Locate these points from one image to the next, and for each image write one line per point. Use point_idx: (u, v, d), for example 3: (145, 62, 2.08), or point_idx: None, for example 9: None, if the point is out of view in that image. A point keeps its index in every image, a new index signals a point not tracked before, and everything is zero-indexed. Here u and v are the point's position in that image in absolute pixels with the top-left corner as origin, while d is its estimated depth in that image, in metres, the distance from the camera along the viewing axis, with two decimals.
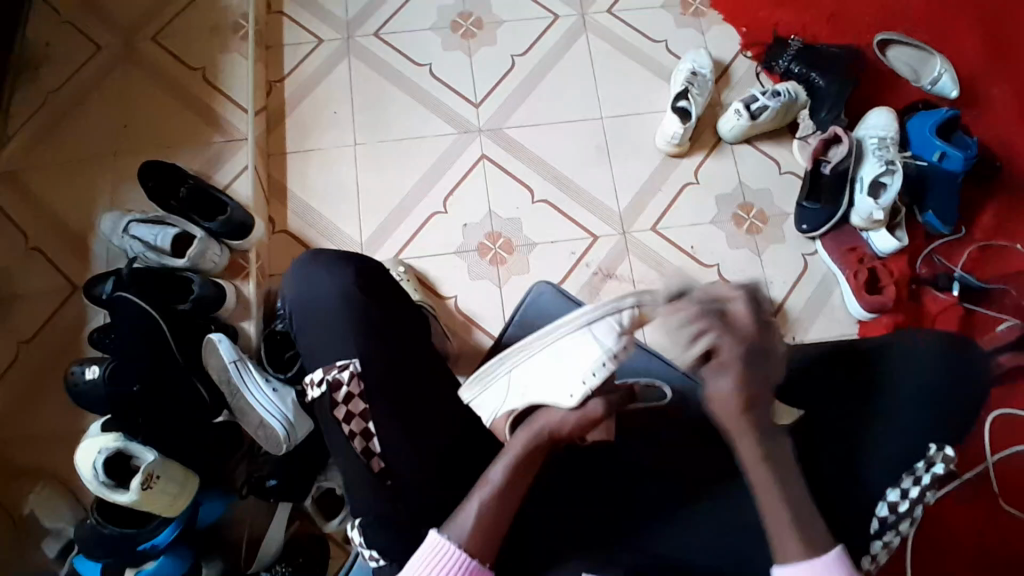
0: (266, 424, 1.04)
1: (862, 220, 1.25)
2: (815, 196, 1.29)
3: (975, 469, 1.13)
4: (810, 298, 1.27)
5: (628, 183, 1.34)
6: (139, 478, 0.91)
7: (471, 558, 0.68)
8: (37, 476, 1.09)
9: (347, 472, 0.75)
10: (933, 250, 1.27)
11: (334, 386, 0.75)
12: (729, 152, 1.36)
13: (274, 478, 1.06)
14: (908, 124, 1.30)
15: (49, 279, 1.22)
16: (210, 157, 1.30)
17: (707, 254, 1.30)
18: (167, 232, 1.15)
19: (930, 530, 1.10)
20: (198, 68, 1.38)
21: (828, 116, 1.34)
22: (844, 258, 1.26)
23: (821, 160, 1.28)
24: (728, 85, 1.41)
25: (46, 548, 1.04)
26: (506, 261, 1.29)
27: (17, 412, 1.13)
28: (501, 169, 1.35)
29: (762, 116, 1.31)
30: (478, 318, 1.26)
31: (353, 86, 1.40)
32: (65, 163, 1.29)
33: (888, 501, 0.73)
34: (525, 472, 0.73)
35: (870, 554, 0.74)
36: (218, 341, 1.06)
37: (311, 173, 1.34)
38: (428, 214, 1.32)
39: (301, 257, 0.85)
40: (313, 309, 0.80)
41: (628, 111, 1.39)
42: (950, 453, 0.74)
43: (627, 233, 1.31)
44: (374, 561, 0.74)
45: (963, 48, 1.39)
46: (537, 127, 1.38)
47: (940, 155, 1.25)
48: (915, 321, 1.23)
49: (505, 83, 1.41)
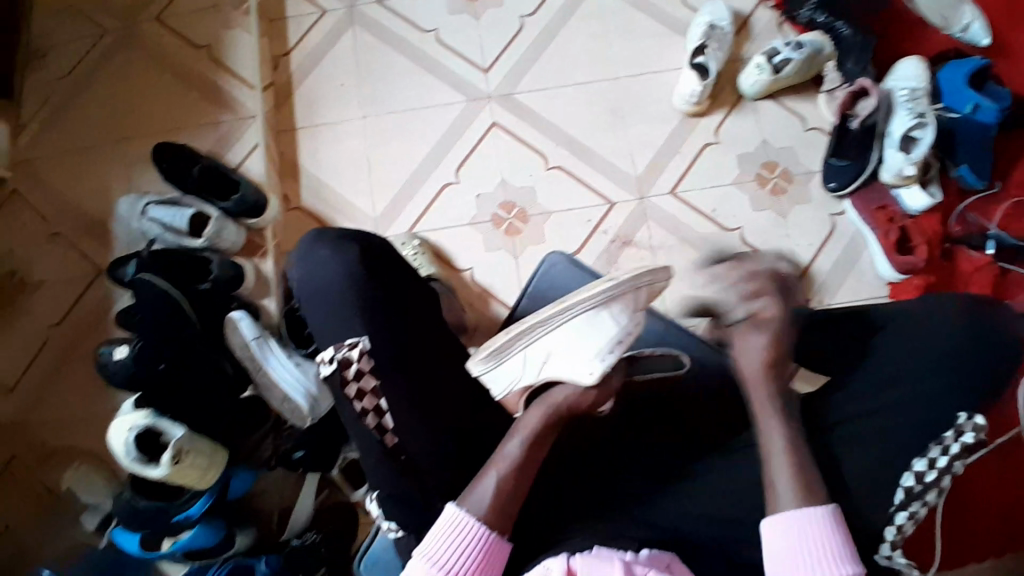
0: (290, 398, 1.05)
1: (891, 176, 1.20)
2: (843, 152, 1.24)
3: (1008, 433, 1.10)
4: (837, 260, 1.24)
5: (644, 146, 1.31)
6: (169, 453, 0.92)
7: (491, 528, 0.68)
8: (77, 455, 1.16)
9: (360, 448, 0.74)
10: (966, 207, 1.22)
11: (344, 364, 0.73)
12: (750, 109, 1.31)
13: (301, 450, 1.08)
14: (940, 74, 1.23)
15: (75, 264, 1.25)
16: (222, 137, 1.31)
17: (727, 218, 1.27)
18: (183, 213, 1.16)
19: (960, 495, 1.08)
20: (204, 47, 1.36)
21: (855, 67, 1.26)
22: (873, 217, 1.21)
23: (848, 115, 1.22)
24: (748, 38, 1.35)
25: (86, 521, 1.11)
26: (521, 231, 1.27)
27: (56, 393, 1.18)
28: (514, 137, 1.32)
29: (785, 69, 1.25)
30: (494, 290, 1.25)
31: (359, 56, 1.37)
32: (82, 149, 1.31)
33: (914, 471, 0.70)
34: (542, 444, 0.74)
35: (894, 526, 0.70)
36: (239, 319, 1.08)
37: (323, 148, 1.33)
38: (440, 185, 1.30)
39: (306, 237, 0.84)
40: (320, 290, 0.79)
41: (644, 71, 1.34)
42: (981, 421, 0.70)
43: (644, 199, 1.28)
44: (393, 533, 0.74)
45: None
46: (548, 91, 1.34)
47: (973, 107, 1.18)
48: (947, 281, 1.18)
49: (515, 46, 1.37)
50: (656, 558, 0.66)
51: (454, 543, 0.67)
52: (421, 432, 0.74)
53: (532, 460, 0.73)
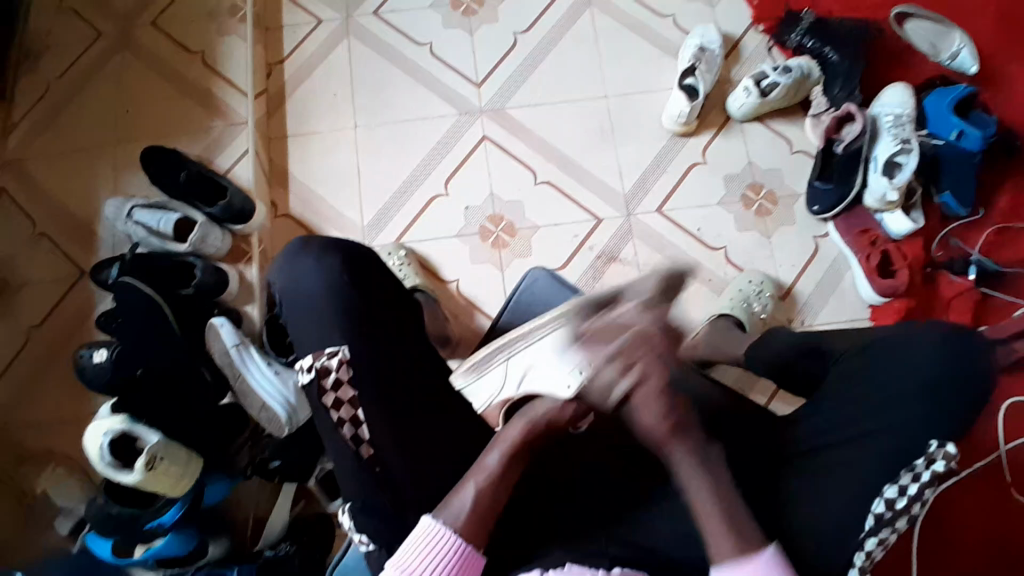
0: (268, 407, 1.06)
1: (875, 201, 1.21)
2: (827, 175, 1.25)
3: (985, 458, 1.10)
4: (820, 282, 1.24)
5: (632, 163, 1.32)
6: (142, 460, 0.92)
7: (463, 542, 0.67)
8: (50, 458, 1.14)
9: (335, 457, 0.75)
10: (949, 233, 1.23)
11: (322, 372, 0.74)
12: (738, 130, 1.32)
13: (276, 460, 1.06)
14: (925, 101, 1.25)
15: (58, 265, 1.25)
16: (212, 142, 1.31)
17: (713, 237, 1.27)
18: (169, 217, 1.16)
19: (937, 519, 1.08)
20: (198, 53, 1.37)
21: (841, 93, 1.28)
22: (856, 241, 1.22)
23: (834, 139, 1.24)
24: (738, 61, 1.36)
25: (58, 526, 1.09)
26: (508, 244, 1.28)
27: (33, 395, 1.17)
28: (503, 151, 1.33)
29: (773, 93, 1.27)
30: (480, 302, 1.25)
31: (353, 67, 1.38)
32: (70, 150, 1.31)
33: (885, 498, 0.68)
34: (522, 457, 0.73)
35: (863, 552, 0.69)
36: (220, 325, 1.09)
37: (313, 156, 1.34)
38: (429, 196, 1.31)
39: (290, 243, 0.83)
40: (301, 297, 0.79)
41: (634, 90, 1.35)
42: (952, 450, 0.69)
43: (631, 216, 1.29)
44: (364, 546, 0.73)
45: (990, 16, 1.32)
46: (539, 107, 1.35)
47: (957, 134, 1.20)
48: (928, 306, 1.19)
49: (507, 62, 1.38)
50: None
51: (430, 552, 0.67)
52: (395, 441, 0.73)
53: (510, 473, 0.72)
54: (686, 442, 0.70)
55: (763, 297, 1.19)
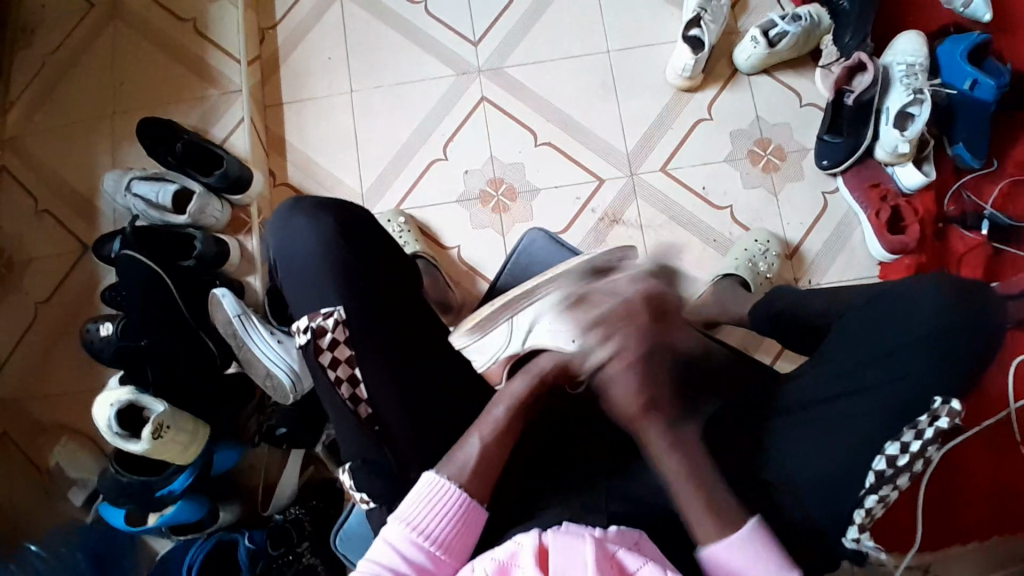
0: (273, 373, 1.05)
1: (887, 153, 1.17)
2: (837, 129, 1.21)
3: (995, 415, 1.09)
4: (828, 239, 1.22)
5: (636, 122, 1.28)
6: (149, 428, 0.93)
7: (469, 498, 0.68)
8: (64, 430, 1.17)
9: (335, 421, 0.72)
10: (962, 186, 1.20)
11: (319, 333, 0.72)
12: (745, 84, 1.28)
13: (283, 426, 1.06)
14: (939, 49, 1.20)
15: (60, 240, 1.25)
16: (207, 111, 1.30)
17: (719, 196, 1.25)
18: (168, 189, 1.16)
19: (945, 477, 1.07)
20: (189, 19, 1.34)
21: (852, 41, 1.21)
22: (866, 195, 1.19)
23: (845, 90, 1.19)
24: (745, 10, 1.31)
25: (73, 497, 1.13)
26: (509, 209, 1.26)
27: (43, 369, 1.19)
28: (502, 112, 1.30)
29: (781, 43, 1.22)
30: (481, 267, 1.24)
31: (347, 29, 1.35)
32: (66, 125, 1.30)
33: (886, 454, 0.68)
34: (527, 409, 0.75)
35: (863, 509, 0.68)
36: (222, 295, 1.07)
37: (309, 122, 1.32)
38: (428, 160, 1.29)
39: (281, 209, 0.82)
40: (298, 259, 0.78)
41: (636, 44, 1.31)
42: (957, 406, 0.68)
43: (634, 175, 1.26)
44: (365, 504, 0.72)
45: None
46: (540, 65, 1.31)
47: (971, 83, 1.15)
48: (941, 261, 1.16)
49: (505, 19, 1.34)
50: (624, 535, 0.64)
51: (433, 512, 0.67)
52: (390, 407, 0.72)
53: (512, 429, 0.73)
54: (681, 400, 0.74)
55: (769, 257, 1.17)
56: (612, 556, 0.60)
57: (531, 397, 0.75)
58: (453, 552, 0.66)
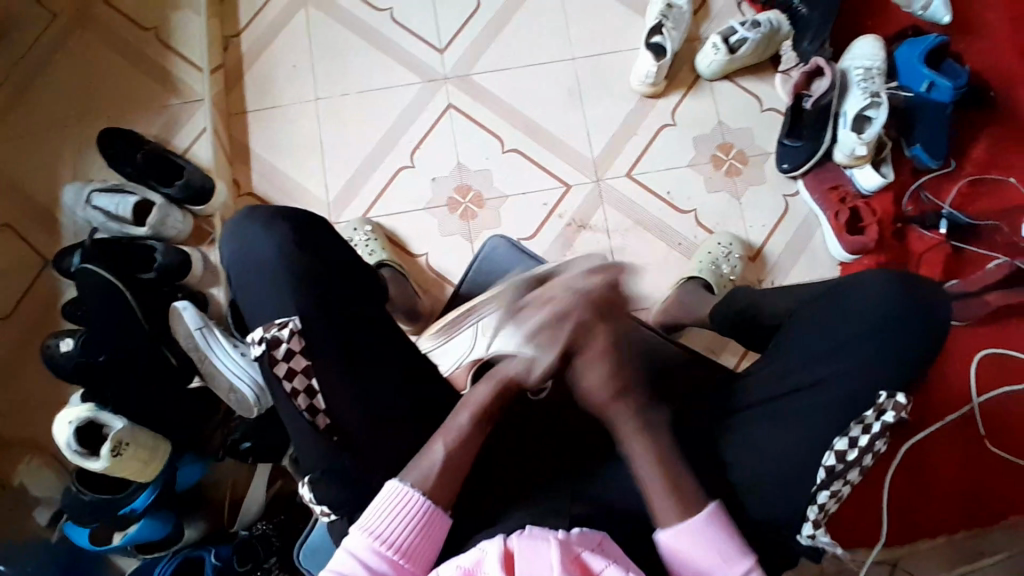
0: (236, 389, 1.04)
1: (845, 156, 1.19)
2: (796, 133, 1.23)
3: (958, 410, 1.11)
4: (791, 241, 1.23)
5: (601, 127, 1.29)
6: (107, 446, 0.91)
7: (429, 500, 0.67)
8: (27, 449, 1.14)
9: (292, 433, 0.70)
10: (921, 186, 1.22)
11: (273, 344, 0.69)
12: (708, 89, 1.30)
13: (248, 440, 1.04)
14: (896, 52, 1.23)
15: (20, 255, 1.23)
16: (170, 121, 1.28)
17: (684, 200, 1.26)
18: (127, 200, 1.14)
19: (910, 475, 1.09)
20: (151, 29, 1.33)
21: (811, 46, 1.24)
22: (825, 197, 1.21)
23: (803, 94, 1.21)
24: (707, 17, 1.33)
25: (37, 516, 1.09)
26: (476, 215, 1.26)
27: (3, 386, 1.17)
28: (469, 119, 1.30)
29: (742, 49, 1.23)
30: (450, 275, 1.24)
31: (311, 37, 1.34)
32: (23, 137, 1.27)
33: (835, 450, 0.69)
34: (492, 417, 0.74)
35: (816, 505, 0.69)
36: (183, 309, 1.07)
37: (273, 132, 1.31)
38: (396, 168, 1.29)
39: (240, 214, 0.79)
40: (250, 273, 0.75)
41: (601, 50, 1.32)
42: (901, 400, 0.70)
43: (601, 180, 1.27)
44: (326, 516, 0.70)
45: None
46: (505, 72, 1.32)
47: (928, 85, 1.19)
48: (900, 259, 1.18)
49: (470, 27, 1.34)
50: (587, 536, 0.63)
51: (395, 517, 0.66)
52: (348, 418, 0.71)
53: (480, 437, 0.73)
54: (622, 411, 0.75)
55: (733, 259, 1.19)
56: (576, 557, 0.60)
57: (496, 405, 0.75)
58: (415, 556, 0.65)
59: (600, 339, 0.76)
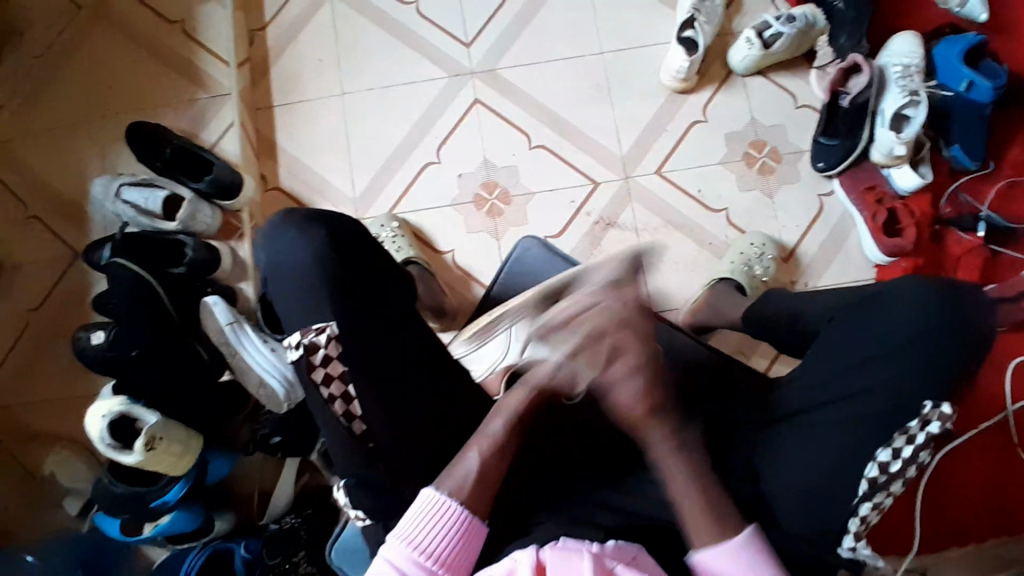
0: (266, 383, 1.04)
1: (883, 155, 1.16)
2: (832, 131, 1.20)
3: (994, 417, 1.08)
4: (824, 242, 1.21)
5: (630, 124, 1.27)
6: (141, 440, 0.92)
7: (467, 509, 0.67)
8: (59, 440, 1.16)
9: (327, 438, 0.70)
10: (959, 187, 1.19)
11: (311, 349, 0.69)
12: (740, 85, 1.27)
13: (276, 436, 1.07)
14: (935, 49, 1.19)
15: (50, 247, 1.24)
16: (197, 115, 1.28)
17: (714, 199, 1.24)
18: (157, 195, 1.15)
19: (942, 483, 1.07)
20: (178, 22, 1.33)
21: (848, 42, 1.22)
22: (861, 198, 1.18)
23: (840, 91, 1.19)
24: (740, 11, 1.30)
25: (68, 506, 1.10)
26: (503, 212, 1.25)
27: (35, 378, 1.18)
28: (495, 114, 1.29)
29: (776, 44, 1.21)
30: (475, 272, 1.23)
31: (338, 31, 1.33)
32: (52, 130, 1.28)
33: (878, 461, 0.67)
34: (525, 422, 0.74)
35: (858, 517, 0.68)
36: (213, 303, 1.07)
37: (300, 127, 1.30)
38: (422, 164, 1.28)
39: (273, 218, 0.79)
40: (285, 275, 0.75)
41: (630, 45, 1.30)
42: (947, 411, 0.68)
43: (629, 178, 1.25)
44: (361, 521, 0.71)
45: None
46: (533, 67, 1.30)
47: (967, 84, 1.15)
48: (937, 262, 1.16)
49: (497, 20, 1.32)
50: (622, 550, 0.63)
51: (432, 526, 0.65)
52: (381, 422, 0.70)
53: (513, 441, 0.73)
54: (656, 419, 0.74)
55: (764, 260, 1.17)
56: (610, 570, 0.59)
57: (530, 411, 0.75)
58: (449, 564, 0.65)
59: (633, 353, 0.73)
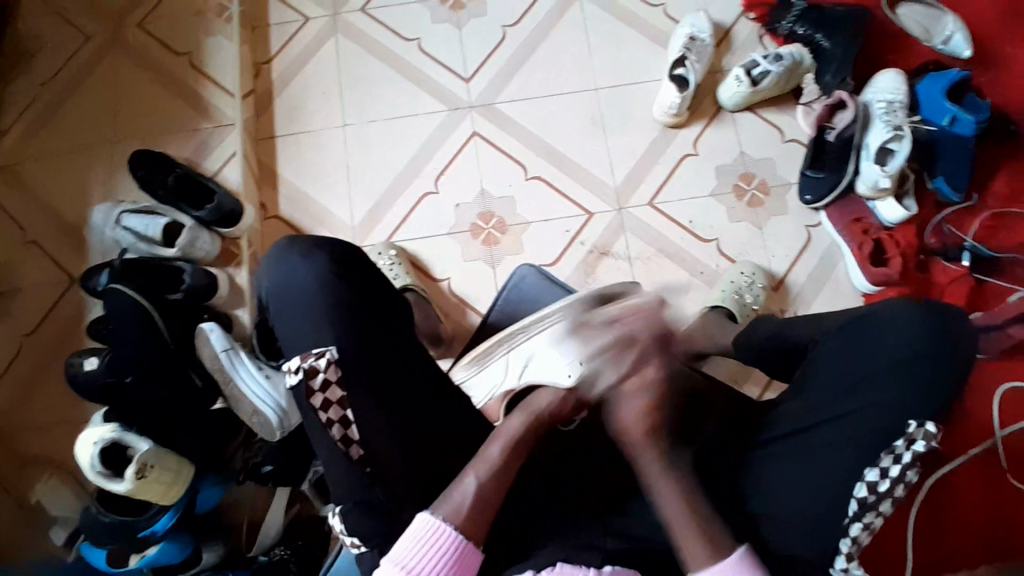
0: (259, 411, 1.04)
1: (868, 189, 1.20)
2: (819, 164, 1.24)
3: (982, 444, 1.10)
4: (814, 272, 1.23)
5: (624, 156, 1.30)
6: (133, 468, 0.92)
7: (461, 536, 0.66)
8: (48, 466, 1.14)
9: (325, 460, 0.71)
10: (944, 219, 1.22)
11: (311, 373, 0.70)
12: (730, 120, 1.31)
13: (268, 464, 1.05)
14: (917, 86, 1.24)
15: (47, 272, 1.24)
16: (199, 144, 1.30)
17: (706, 229, 1.26)
18: (158, 222, 1.15)
19: (934, 510, 1.07)
20: (184, 53, 1.36)
21: (834, 79, 1.27)
22: (848, 229, 1.21)
23: (826, 126, 1.24)
24: (729, 49, 1.35)
25: (52, 535, 1.08)
26: (499, 241, 1.27)
27: (25, 402, 1.18)
28: (492, 146, 1.32)
29: (764, 82, 1.25)
30: (471, 299, 1.25)
31: (341, 65, 1.37)
32: (55, 156, 1.30)
33: (867, 481, 0.69)
34: (523, 445, 0.73)
35: (850, 537, 0.69)
36: (210, 331, 1.08)
37: (301, 157, 1.33)
38: (420, 193, 1.30)
39: (277, 243, 0.80)
40: (289, 298, 0.76)
41: (624, 81, 1.34)
42: (932, 429, 0.69)
43: (623, 209, 1.28)
44: (356, 548, 0.70)
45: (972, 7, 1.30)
46: (530, 101, 1.34)
47: (951, 119, 1.20)
48: (924, 291, 1.18)
49: (496, 56, 1.37)
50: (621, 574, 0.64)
51: (425, 552, 0.65)
52: (380, 445, 0.71)
53: (511, 465, 0.72)
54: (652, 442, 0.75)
55: (755, 289, 1.19)
56: None
57: (529, 435, 0.74)
58: None
59: (654, 368, 0.76)
